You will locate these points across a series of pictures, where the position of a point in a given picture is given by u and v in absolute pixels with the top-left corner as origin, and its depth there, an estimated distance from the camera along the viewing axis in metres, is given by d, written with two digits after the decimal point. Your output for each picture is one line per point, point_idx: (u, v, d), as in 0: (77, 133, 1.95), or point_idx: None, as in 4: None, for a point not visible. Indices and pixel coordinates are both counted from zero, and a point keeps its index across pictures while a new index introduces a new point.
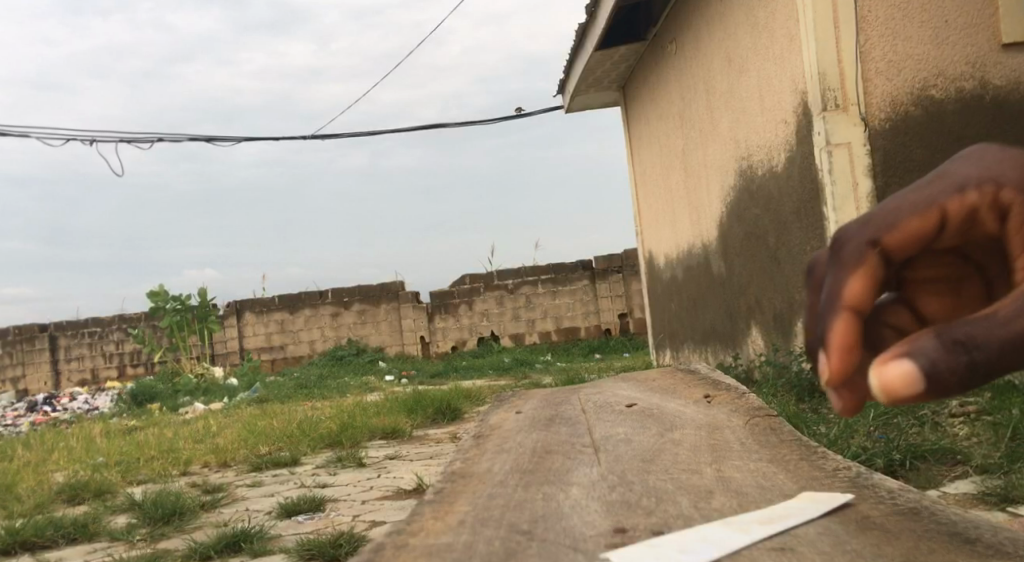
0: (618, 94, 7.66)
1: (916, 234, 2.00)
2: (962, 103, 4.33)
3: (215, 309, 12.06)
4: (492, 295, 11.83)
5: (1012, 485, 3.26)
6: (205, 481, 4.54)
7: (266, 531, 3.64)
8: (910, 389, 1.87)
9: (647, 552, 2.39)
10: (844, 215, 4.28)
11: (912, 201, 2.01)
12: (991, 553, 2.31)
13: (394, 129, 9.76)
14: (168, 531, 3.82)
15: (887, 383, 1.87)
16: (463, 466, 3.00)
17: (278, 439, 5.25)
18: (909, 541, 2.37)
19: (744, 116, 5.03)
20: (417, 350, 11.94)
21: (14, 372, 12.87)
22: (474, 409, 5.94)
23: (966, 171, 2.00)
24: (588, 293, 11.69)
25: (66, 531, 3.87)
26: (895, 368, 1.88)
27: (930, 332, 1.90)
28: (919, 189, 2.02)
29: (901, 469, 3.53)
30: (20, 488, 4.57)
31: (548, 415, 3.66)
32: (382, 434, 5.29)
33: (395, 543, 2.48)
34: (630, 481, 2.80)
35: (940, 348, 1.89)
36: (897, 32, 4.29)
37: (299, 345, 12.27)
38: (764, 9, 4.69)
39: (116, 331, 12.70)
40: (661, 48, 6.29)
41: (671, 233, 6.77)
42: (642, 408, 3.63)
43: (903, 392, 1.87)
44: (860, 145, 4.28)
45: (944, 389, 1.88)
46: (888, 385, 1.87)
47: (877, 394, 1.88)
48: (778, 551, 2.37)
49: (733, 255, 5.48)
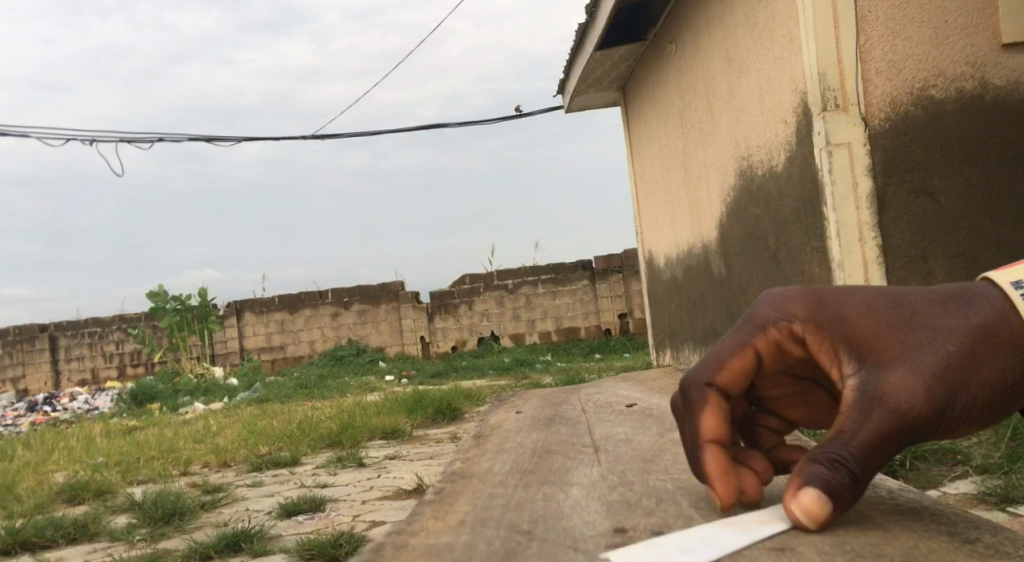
0: (618, 94, 7.67)
1: (744, 376, 2.43)
2: (962, 103, 4.33)
3: (215, 309, 12.07)
4: (492, 295, 11.83)
5: (1012, 485, 3.26)
6: (205, 481, 4.54)
7: (266, 531, 3.65)
8: (820, 508, 2.30)
9: (646, 553, 2.38)
10: (843, 215, 4.27)
11: (730, 350, 2.44)
12: (990, 553, 2.31)
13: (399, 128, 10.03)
14: (168, 531, 3.82)
15: (806, 509, 2.31)
16: (463, 466, 3.00)
17: (278, 439, 5.25)
18: (909, 541, 2.36)
19: (744, 116, 5.03)
20: (417, 351, 11.94)
21: (14, 372, 12.89)
22: (474, 409, 5.94)
23: (761, 317, 2.42)
24: (588, 294, 11.68)
25: (67, 531, 3.88)
26: (806, 497, 2.30)
27: (812, 459, 2.31)
28: (729, 340, 2.44)
29: (901, 469, 3.52)
30: (20, 488, 4.57)
31: (548, 415, 3.66)
32: (382, 434, 5.29)
33: (395, 543, 2.48)
34: (631, 481, 2.80)
35: (823, 467, 2.30)
36: (897, 32, 4.28)
37: (299, 346, 12.27)
38: (764, 9, 4.69)
39: (116, 331, 12.70)
40: (661, 48, 6.29)
41: (671, 233, 6.77)
42: (642, 409, 3.63)
43: (821, 514, 2.30)
44: (860, 145, 4.28)
45: (839, 498, 2.29)
46: (807, 511, 2.30)
47: (805, 521, 2.32)
48: (778, 551, 2.35)
49: (733, 255, 5.48)
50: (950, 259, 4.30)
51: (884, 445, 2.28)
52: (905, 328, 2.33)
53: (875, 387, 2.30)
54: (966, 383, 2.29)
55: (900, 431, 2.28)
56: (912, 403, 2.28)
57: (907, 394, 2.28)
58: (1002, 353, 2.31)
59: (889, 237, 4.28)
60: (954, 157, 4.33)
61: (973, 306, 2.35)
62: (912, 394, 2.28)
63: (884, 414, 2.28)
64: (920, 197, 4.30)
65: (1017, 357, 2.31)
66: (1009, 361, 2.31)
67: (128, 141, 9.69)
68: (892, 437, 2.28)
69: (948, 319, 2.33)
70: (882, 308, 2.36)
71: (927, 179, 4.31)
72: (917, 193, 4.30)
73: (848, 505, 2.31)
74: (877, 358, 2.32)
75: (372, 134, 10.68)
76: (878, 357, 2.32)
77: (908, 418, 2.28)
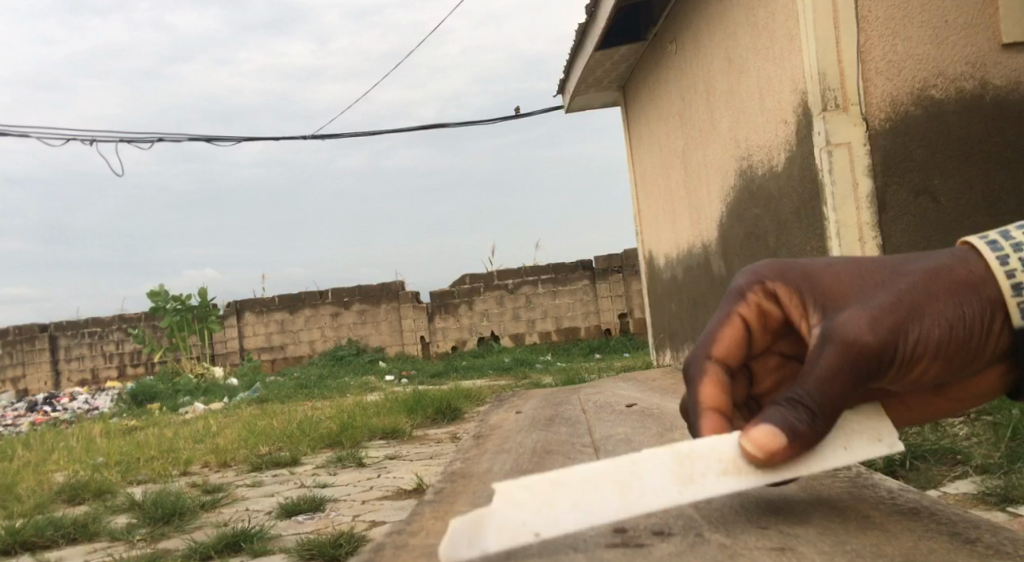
0: (617, 94, 7.67)
1: (739, 345, 2.38)
2: (962, 103, 4.33)
3: (215, 309, 12.09)
4: (492, 295, 11.83)
5: (1012, 485, 3.26)
6: (205, 481, 4.54)
7: (267, 531, 3.65)
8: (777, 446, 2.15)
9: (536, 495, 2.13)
10: (843, 215, 4.27)
11: (717, 321, 2.38)
12: (991, 552, 2.30)
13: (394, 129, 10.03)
14: (168, 530, 3.82)
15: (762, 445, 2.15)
16: (463, 466, 3.00)
17: (278, 439, 5.25)
18: (908, 541, 2.35)
19: (744, 116, 5.03)
20: (417, 350, 11.94)
21: (14, 372, 12.91)
22: (474, 408, 5.94)
23: (736, 284, 2.38)
24: (588, 294, 11.68)
25: (66, 530, 3.88)
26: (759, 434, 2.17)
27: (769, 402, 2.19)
28: (714, 312, 2.40)
29: (900, 468, 3.53)
30: (20, 487, 4.57)
31: (547, 415, 3.66)
32: (382, 434, 5.29)
33: (395, 543, 2.47)
34: None
35: (780, 407, 2.17)
36: (897, 32, 4.29)
37: (299, 346, 12.27)
38: (764, 9, 4.69)
39: (116, 331, 12.70)
40: (661, 48, 6.29)
41: (671, 233, 6.77)
42: (642, 409, 3.63)
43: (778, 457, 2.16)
44: (860, 145, 4.28)
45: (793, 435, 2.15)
46: (759, 446, 2.15)
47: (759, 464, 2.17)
48: (778, 552, 2.35)
49: (733, 256, 5.48)
50: None
51: (839, 378, 2.17)
52: (863, 272, 2.26)
53: (829, 326, 2.21)
54: (923, 320, 2.21)
55: (854, 366, 2.18)
56: (866, 337, 2.19)
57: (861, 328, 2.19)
58: (959, 292, 2.23)
59: (889, 237, 4.27)
60: (954, 156, 4.33)
61: (935, 254, 2.28)
62: (867, 327, 2.20)
63: (838, 347, 2.19)
64: (920, 197, 4.30)
65: (975, 296, 2.23)
66: (966, 302, 2.23)
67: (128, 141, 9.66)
68: (845, 372, 2.18)
69: (906, 264, 2.26)
70: (843, 258, 2.30)
71: (927, 179, 4.31)
72: (918, 193, 4.30)
73: (808, 448, 2.17)
74: (832, 300, 2.25)
75: (370, 133, 10.74)
76: (835, 300, 2.24)
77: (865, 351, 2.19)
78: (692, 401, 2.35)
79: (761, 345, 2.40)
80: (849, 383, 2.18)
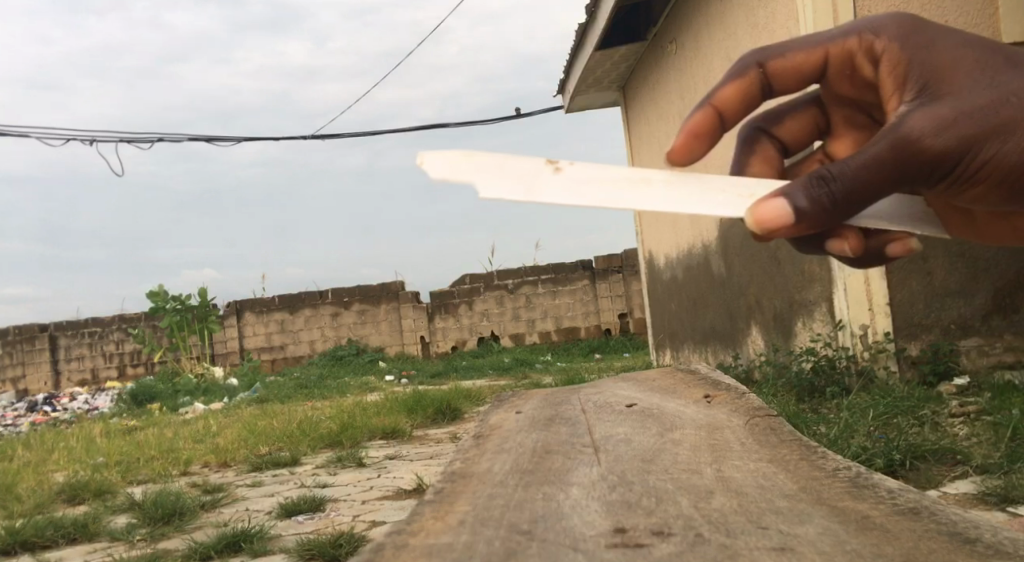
0: (617, 95, 7.68)
1: (810, 78, 2.10)
2: None
3: (215, 309, 12.06)
4: (492, 295, 11.84)
5: (1013, 485, 3.26)
6: (205, 481, 4.55)
7: (266, 531, 3.64)
8: (784, 224, 1.90)
9: (492, 176, 1.86)
10: None
11: (803, 45, 2.08)
12: (991, 552, 2.28)
13: (386, 131, 10.01)
14: (168, 531, 3.81)
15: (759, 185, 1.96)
16: (463, 466, 3.00)
17: (279, 439, 5.25)
18: (908, 541, 2.35)
19: None
20: (417, 351, 11.93)
21: (14, 372, 12.91)
22: (474, 408, 5.93)
23: (851, 26, 2.06)
24: (588, 293, 11.70)
25: (67, 530, 3.87)
26: (771, 211, 1.90)
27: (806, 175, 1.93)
28: (810, 34, 2.09)
29: (901, 468, 3.54)
30: (20, 488, 4.57)
31: (548, 414, 3.65)
32: (382, 434, 5.29)
33: (395, 542, 2.45)
34: (631, 480, 2.79)
35: (810, 182, 1.91)
36: None
37: (299, 345, 12.27)
38: (765, 9, 4.69)
39: (116, 331, 12.71)
40: (661, 47, 6.29)
41: (671, 234, 6.79)
42: (642, 408, 3.62)
43: (775, 225, 1.90)
44: None
45: (804, 223, 1.90)
46: (764, 219, 1.90)
47: (763, 225, 1.90)
48: (778, 551, 2.36)
49: (733, 255, 5.66)
50: (950, 259, 4.41)
51: (899, 46, 2.00)
52: (987, 73, 1.95)
53: (913, 115, 1.93)
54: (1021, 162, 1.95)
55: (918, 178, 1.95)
56: (963, 52, 1.96)
57: (964, 42, 1.96)
58: None
59: None
60: None
61: None
62: (977, 44, 1.97)
63: (931, 34, 1.99)
64: None
65: None
66: None
67: (129, 141, 9.62)
68: (904, 59, 1.99)
69: None
70: (978, 51, 1.96)
71: None
72: None
73: (809, 230, 1.92)
74: (939, 90, 1.95)
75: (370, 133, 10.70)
76: (940, 88, 1.95)
77: (942, 88, 1.95)
78: (738, 162, 2.12)
79: (841, 91, 2.11)
80: (901, 77, 2.00)
